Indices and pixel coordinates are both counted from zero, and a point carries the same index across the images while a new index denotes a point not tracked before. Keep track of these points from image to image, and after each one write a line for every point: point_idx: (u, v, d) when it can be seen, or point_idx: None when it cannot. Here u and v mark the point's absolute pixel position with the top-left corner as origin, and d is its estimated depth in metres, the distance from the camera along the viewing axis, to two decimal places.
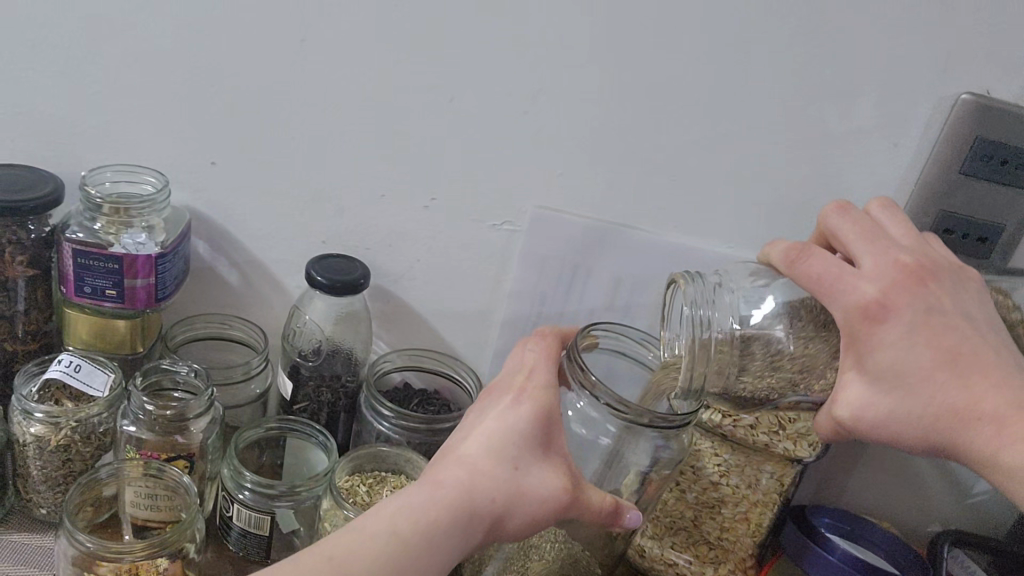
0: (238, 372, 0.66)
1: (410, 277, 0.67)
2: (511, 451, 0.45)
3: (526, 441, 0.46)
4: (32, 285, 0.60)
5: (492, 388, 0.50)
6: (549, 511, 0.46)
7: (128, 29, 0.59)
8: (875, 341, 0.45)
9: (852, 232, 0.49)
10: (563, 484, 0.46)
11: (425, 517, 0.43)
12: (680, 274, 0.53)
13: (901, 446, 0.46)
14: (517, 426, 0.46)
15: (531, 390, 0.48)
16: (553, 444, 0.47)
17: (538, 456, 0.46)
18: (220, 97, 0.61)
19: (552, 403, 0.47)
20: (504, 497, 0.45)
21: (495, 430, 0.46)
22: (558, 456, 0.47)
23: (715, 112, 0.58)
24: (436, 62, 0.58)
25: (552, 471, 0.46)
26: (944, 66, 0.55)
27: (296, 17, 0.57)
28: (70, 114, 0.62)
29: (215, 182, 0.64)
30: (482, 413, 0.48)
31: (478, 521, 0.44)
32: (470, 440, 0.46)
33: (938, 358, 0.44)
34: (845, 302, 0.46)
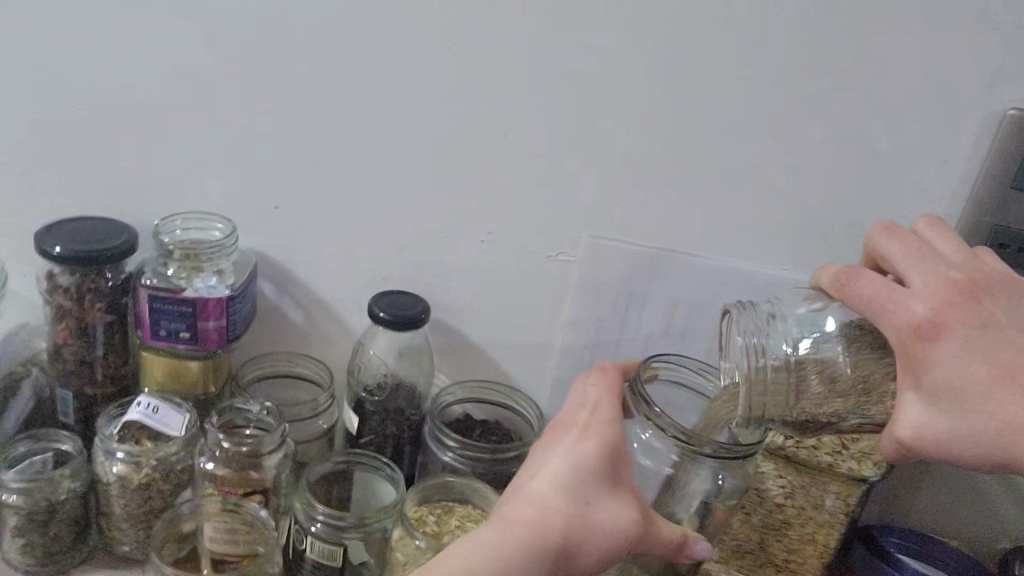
0: (306, 409, 0.67)
1: (469, 309, 0.68)
2: (580, 488, 0.46)
3: (595, 477, 0.47)
4: (109, 329, 0.63)
5: (556, 422, 0.50)
6: (620, 546, 0.46)
7: (196, 84, 0.62)
8: (932, 361, 0.45)
9: (901, 253, 0.50)
10: (632, 517, 0.47)
11: (497, 557, 0.45)
12: (734, 305, 0.55)
13: (967, 466, 0.46)
14: (584, 462, 0.47)
15: (595, 426, 0.48)
16: (619, 478, 0.47)
17: (605, 490, 0.47)
18: (283, 143, 0.63)
19: (617, 437, 0.47)
20: (576, 534, 0.45)
21: (562, 467, 0.47)
22: (628, 489, 0.47)
23: (765, 137, 0.59)
24: (489, 101, 0.60)
25: (621, 505, 0.47)
26: (992, 82, 0.56)
27: (354, 63, 0.60)
28: (142, 167, 0.65)
29: (280, 225, 0.66)
30: (548, 450, 0.48)
31: (550, 560, 0.45)
32: (538, 478, 0.47)
33: (995, 373, 0.44)
34: (897, 322, 0.47)
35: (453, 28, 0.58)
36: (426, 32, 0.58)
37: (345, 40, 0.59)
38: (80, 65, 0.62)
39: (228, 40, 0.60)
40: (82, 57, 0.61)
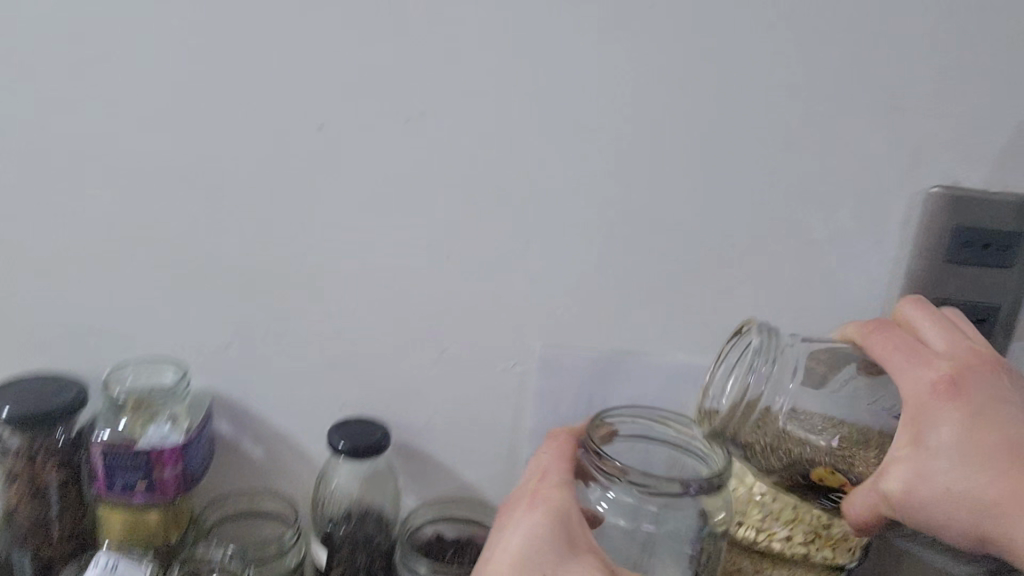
0: (270, 549, 0.66)
1: (430, 429, 0.68)
2: (535, 559, 0.46)
3: (549, 542, 0.46)
4: (64, 487, 0.62)
5: (510, 503, 0.51)
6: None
7: (139, 234, 0.62)
8: (944, 415, 0.46)
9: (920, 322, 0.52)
10: (594, 574, 0.45)
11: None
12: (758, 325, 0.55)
13: (946, 531, 0.46)
14: (536, 531, 0.47)
15: (542, 493, 0.49)
16: (578, 540, 0.47)
17: (564, 554, 0.46)
18: (230, 283, 0.63)
19: (564, 501, 0.48)
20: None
21: (517, 542, 0.47)
22: (587, 550, 0.47)
23: (702, 235, 0.60)
24: (431, 223, 0.61)
25: (580, 564, 0.45)
26: (912, 164, 0.58)
27: (295, 200, 0.61)
28: (89, 320, 0.65)
29: (233, 364, 0.66)
30: (502, 531, 0.49)
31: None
32: (497, 558, 0.47)
33: (1005, 447, 0.44)
34: (916, 374, 0.48)
35: (387, 157, 0.59)
36: (360, 163, 0.59)
37: (283, 179, 0.60)
38: (21, 226, 0.62)
39: (168, 189, 0.61)
40: (24, 218, 0.62)
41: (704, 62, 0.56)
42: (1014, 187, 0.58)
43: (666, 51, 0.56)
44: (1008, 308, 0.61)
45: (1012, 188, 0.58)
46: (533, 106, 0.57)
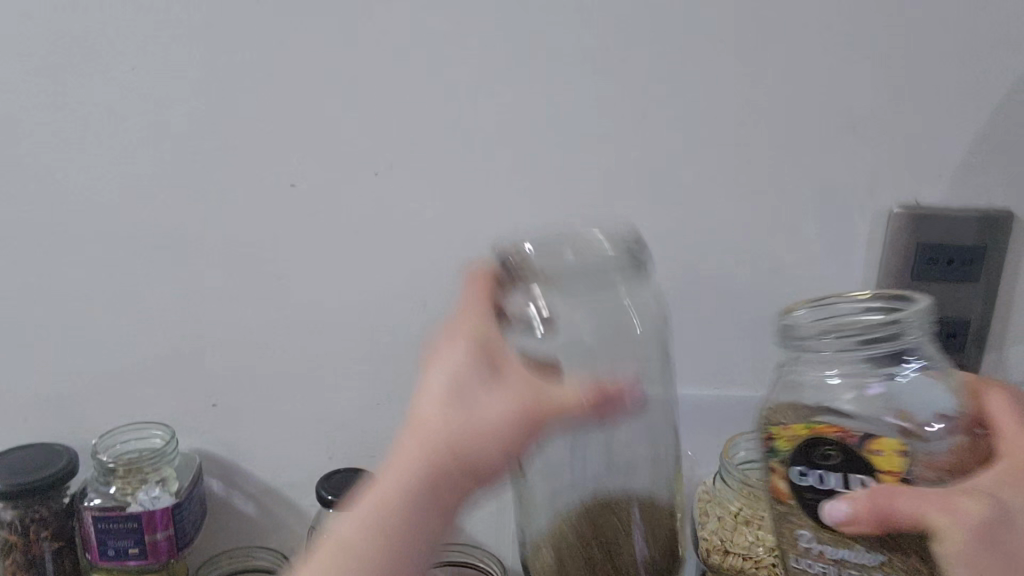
0: None
1: None
2: (456, 384, 0.42)
3: (467, 368, 0.42)
4: (58, 556, 0.63)
5: (441, 293, 0.46)
6: (520, 427, 0.40)
7: (122, 299, 0.64)
8: None
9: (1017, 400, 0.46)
10: (517, 399, 0.41)
11: (402, 495, 0.42)
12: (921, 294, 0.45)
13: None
14: (452, 375, 0.42)
15: (459, 333, 0.43)
16: (502, 369, 0.42)
17: (484, 380, 0.41)
18: (212, 342, 0.65)
19: (482, 334, 0.43)
20: (466, 455, 0.41)
21: (436, 388, 0.42)
22: (514, 378, 0.41)
23: (670, 267, 0.62)
24: (404, 272, 0.62)
25: (502, 392, 0.41)
26: (871, 185, 0.59)
27: (270, 258, 0.62)
28: (79, 386, 0.66)
29: (220, 421, 0.67)
30: (432, 343, 0.45)
31: (457, 478, 0.42)
32: (421, 395, 0.43)
33: None
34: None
35: (357, 211, 0.61)
36: (332, 219, 0.61)
37: (259, 237, 0.62)
38: (11, 297, 0.64)
39: (148, 254, 0.62)
40: (13, 288, 0.64)
41: (658, 100, 0.58)
42: (975, 203, 0.59)
43: (622, 93, 0.58)
44: (978, 323, 0.61)
45: (974, 205, 0.59)
46: (497, 153, 0.59)
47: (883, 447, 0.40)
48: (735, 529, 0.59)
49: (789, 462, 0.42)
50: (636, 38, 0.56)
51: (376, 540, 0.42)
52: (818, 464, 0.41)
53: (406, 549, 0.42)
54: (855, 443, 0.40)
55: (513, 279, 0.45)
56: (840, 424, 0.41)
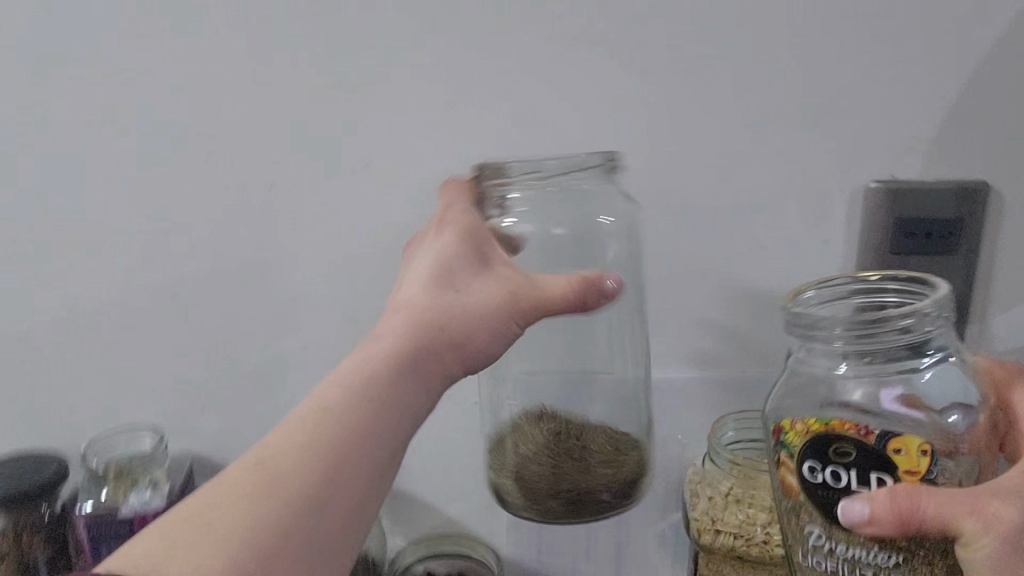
0: None
1: (411, 466, 0.69)
2: (449, 271, 0.47)
3: (459, 258, 0.47)
4: (52, 563, 0.63)
5: (416, 242, 0.52)
6: (505, 311, 0.46)
7: (105, 305, 0.64)
8: None
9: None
10: (503, 287, 0.46)
11: (364, 376, 0.43)
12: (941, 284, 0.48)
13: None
14: (443, 248, 0.48)
15: (449, 219, 0.50)
16: (489, 262, 0.48)
17: (472, 267, 0.47)
18: (199, 344, 0.65)
19: (471, 222, 0.49)
20: (444, 320, 0.45)
21: (426, 266, 0.48)
22: (500, 265, 0.48)
23: (650, 251, 0.62)
24: (387, 266, 0.62)
25: (489, 281, 0.47)
26: (848, 163, 0.60)
27: (252, 257, 0.62)
28: (66, 394, 0.66)
29: (210, 423, 0.67)
30: (416, 257, 0.50)
31: (429, 363, 0.45)
32: (406, 286, 0.48)
33: None
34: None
35: (337, 207, 0.61)
36: (312, 215, 0.61)
37: (240, 237, 0.62)
38: None
39: (129, 258, 0.62)
40: None
41: (632, 84, 0.58)
42: (951, 174, 0.60)
43: (595, 78, 0.58)
44: (959, 295, 0.62)
45: (949, 176, 0.60)
46: (474, 143, 0.59)
47: (903, 445, 0.41)
48: (723, 506, 0.59)
49: (800, 455, 0.45)
50: (607, 23, 0.56)
51: (332, 425, 0.41)
52: (831, 459, 0.43)
53: (359, 436, 0.41)
54: (873, 442, 0.42)
55: (489, 190, 0.53)
56: (856, 420, 0.43)
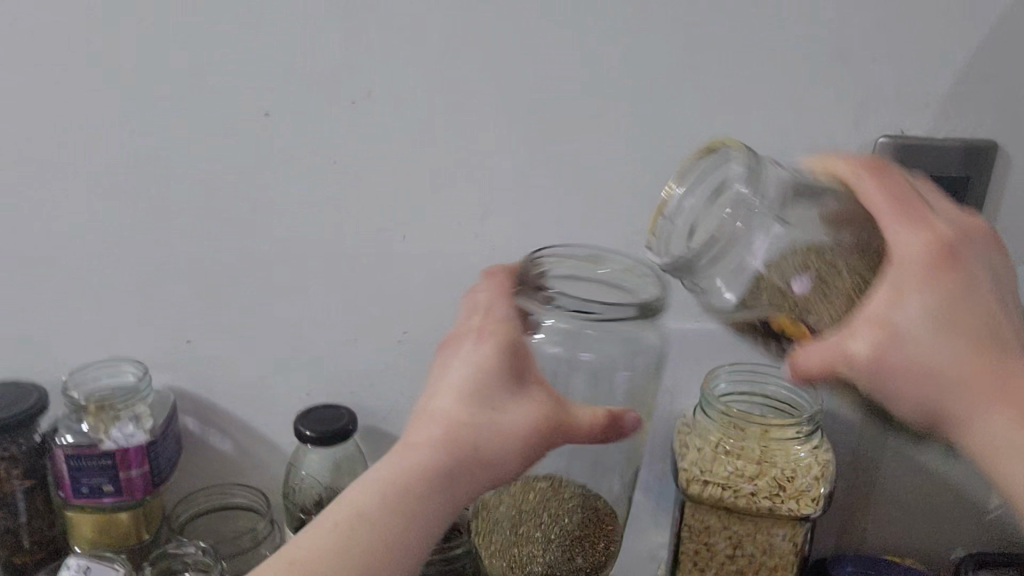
0: (246, 540, 0.66)
1: (399, 410, 0.69)
2: (488, 389, 0.46)
3: (498, 376, 0.46)
4: (31, 495, 0.62)
5: (452, 333, 0.50)
6: (536, 438, 0.46)
7: (87, 233, 0.62)
8: (953, 290, 0.40)
9: (885, 168, 0.44)
10: (541, 412, 0.46)
11: (392, 488, 0.43)
12: (737, 142, 0.47)
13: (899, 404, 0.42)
14: (481, 363, 0.46)
15: (491, 326, 0.48)
16: (524, 375, 0.47)
17: (514, 387, 0.46)
18: (185, 278, 0.63)
19: (512, 335, 0.47)
20: (475, 439, 0.45)
21: (462, 377, 0.46)
22: (538, 385, 0.47)
23: (653, 200, 0.61)
24: (383, 204, 0.61)
25: (532, 400, 0.46)
26: (858, 116, 0.59)
27: (243, 190, 0.60)
28: (43, 324, 0.65)
29: (194, 358, 0.66)
30: (448, 358, 0.48)
31: (459, 479, 0.45)
32: (438, 394, 0.47)
33: (977, 343, 0.40)
34: (914, 242, 0.40)
35: (334, 144, 0.59)
36: (308, 150, 0.59)
37: (231, 168, 0.60)
38: None
39: (114, 187, 0.60)
40: None
41: (644, 27, 0.56)
42: (960, 132, 0.59)
43: (606, 18, 0.56)
44: None
45: (958, 136, 0.59)
46: (478, 82, 0.57)
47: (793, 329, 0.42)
48: (716, 459, 0.60)
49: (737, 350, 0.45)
50: None
51: (357, 532, 0.42)
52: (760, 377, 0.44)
53: (389, 547, 0.42)
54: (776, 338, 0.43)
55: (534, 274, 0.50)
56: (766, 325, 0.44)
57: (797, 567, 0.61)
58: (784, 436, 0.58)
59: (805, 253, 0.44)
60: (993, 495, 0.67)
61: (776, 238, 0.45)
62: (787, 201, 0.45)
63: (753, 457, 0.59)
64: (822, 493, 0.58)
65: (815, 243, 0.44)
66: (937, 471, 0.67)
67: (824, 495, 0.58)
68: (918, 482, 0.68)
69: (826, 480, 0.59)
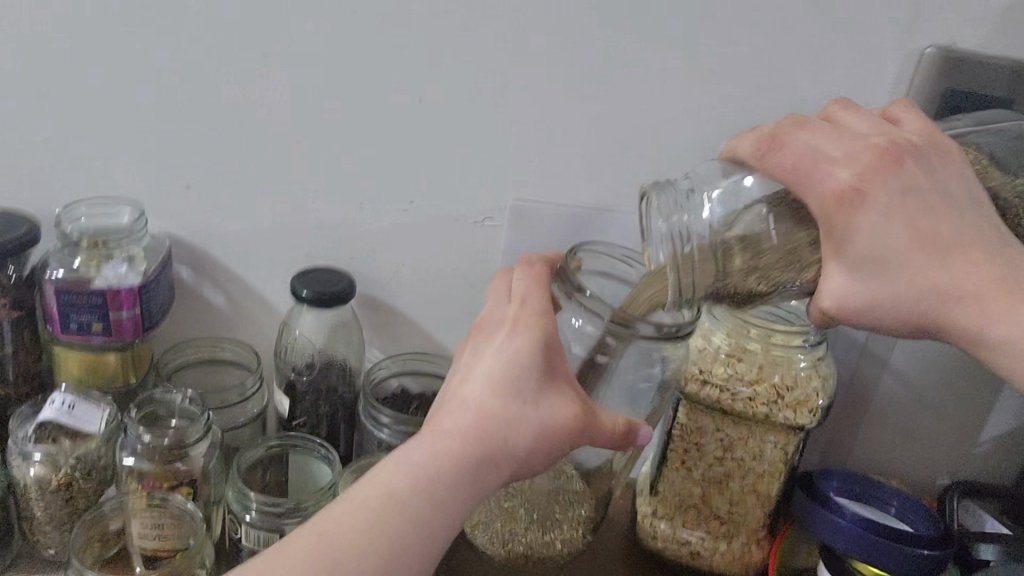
0: (233, 394, 0.65)
1: (398, 280, 0.67)
2: (518, 385, 0.45)
3: (531, 374, 0.46)
4: (18, 326, 0.61)
5: (485, 322, 0.50)
6: (567, 437, 0.46)
7: (87, 62, 0.59)
8: (868, 220, 0.42)
9: (779, 137, 0.46)
10: (574, 412, 0.46)
11: (427, 477, 0.44)
12: (651, 186, 0.50)
13: (887, 331, 0.45)
14: (515, 359, 0.46)
15: (524, 319, 0.48)
16: (557, 373, 0.47)
17: (545, 385, 0.46)
18: (188, 121, 0.61)
19: (546, 331, 0.47)
20: (508, 435, 0.45)
21: (495, 372, 0.46)
22: (566, 384, 0.47)
23: (683, 90, 0.58)
24: (401, 63, 0.58)
25: (562, 400, 0.46)
26: (909, 20, 0.55)
27: (256, 33, 0.57)
28: (38, 155, 0.62)
29: (192, 206, 0.64)
30: (478, 351, 0.48)
31: (489, 472, 0.45)
32: (470, 382, 0.47)
33: (917, 239, 0.42)
34: (822, 192, 0.43)
35: None
36: None
37: (245, 7, 0.56)
38: None
39: (121, 16, 0.57)
40: None
41: None
42: (1013, 49, 0.56)
43: None
44: None
45: (1011, 53, 0.56)
46: None
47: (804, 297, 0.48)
48: (718, 360, 0.59)
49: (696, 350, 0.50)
50: None
51: (393, 516, 0.43)
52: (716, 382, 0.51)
53: (420, 531, 0.43)
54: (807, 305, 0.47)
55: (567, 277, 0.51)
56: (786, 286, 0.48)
57: (784, 479, 0.60)
58: (787, 345, 0.58)
59: (760, 247, 0.47)
60: (985, 428, 0.67)
61: (726, 236, 0.48)
62: (724, 210, 0.48)
63: (753, 360, 0.58)
64: (820, 405, 0.57)
65: (759, 234, 0.47)
66: (931, 401, 0.67)
67: (822, 407, 0.58)
68: (911, 409, 0.67)
69: (826, 391, 0.58)
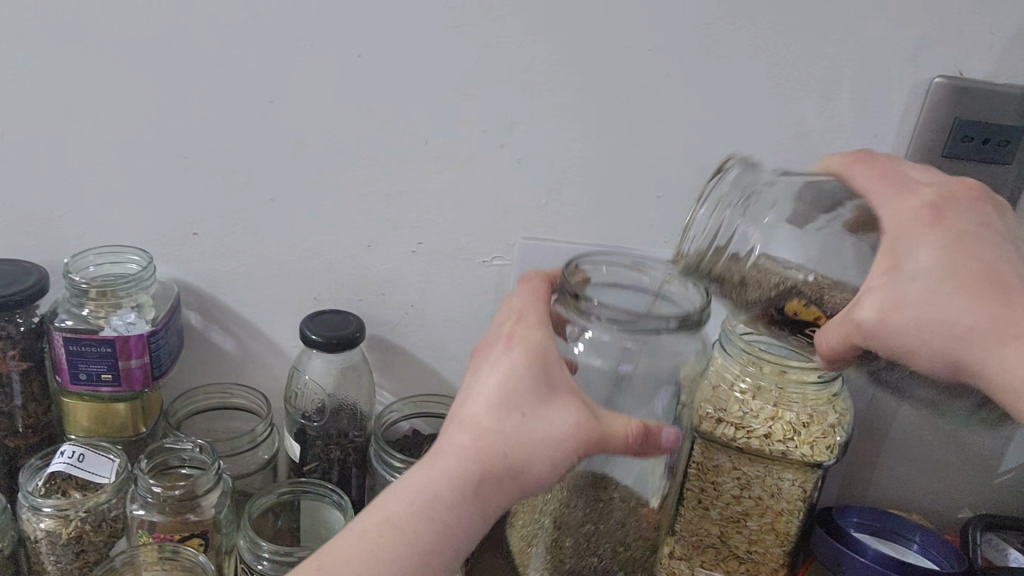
0: (244, 442, 0.65)
1: (407, 321, 0.67)
2: (514, 398, 0.44)
3: (529, 385, 0.44)
4: (27, 376, 0.61)
5: (486, 337, 0.49)
6: (571, 445, 0.44)
7: (96, 112, 0.59)
8: (945, 233, 0.40)
9: (878, 155, 0.46)
10: (577, 418, 0.44)
11: (427, 500, 0.43)
12: (739, 157, 0.51)
13: (918, 364, 0.41)
14: (514, 371, 0.45)
15: (521, 330, 0.47)
16: (558, 382, 0.45)
17: (545, 396, 0.45)
18: (195, 168, 0.61)
19: (542, 341, 0.46)
20: (505, 449, 0.44)
21: (493, 385, 0.45)
22: (569, 391, 0.45)
23: (690, 125, 0.58)
24: (407, 105, 0.58)
25: (564, 408, 0.44)
26: (916, 51, 0.55)
27: (262, 79, 0.57)
28: (46, 205, 0.62)
29: (199, 252, 0.64)
30: (477, 367, 0.47)
31: (493, 487, 0.44)
32: (470, 400, 0.45)
33: (978, 270, 0.39)
34: (904, 200, 0.42)
35: (359, 35, 0.56)
36: (333, 41, 0.56)
37: (251, 54, 0.57)
38: None
39: (127, 66, 0.57)
40: None
41: None
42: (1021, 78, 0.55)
43: None
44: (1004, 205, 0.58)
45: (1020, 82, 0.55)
46: None
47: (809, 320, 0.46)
48: (732, 399, 0.58)
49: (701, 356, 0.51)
50: None
51: (397, 540, 0.42)
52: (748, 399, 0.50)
53: (423, 556, 0.42)
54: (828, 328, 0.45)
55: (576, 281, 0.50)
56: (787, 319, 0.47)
57: (802, 515, 0.60)
58: (801, 380, 0.57)
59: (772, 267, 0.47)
60: (1006, 459, 0.66)
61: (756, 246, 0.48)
62: (776, 211, 0.48)
63: (771, 395, 0.58)
64: (837, 441, 0.57)
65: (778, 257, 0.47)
66: (950, 431, 0.66)
67: (839, 443, 0.57)
68: (931, 440, 0.67)
69: (842, 427, 0.58)
